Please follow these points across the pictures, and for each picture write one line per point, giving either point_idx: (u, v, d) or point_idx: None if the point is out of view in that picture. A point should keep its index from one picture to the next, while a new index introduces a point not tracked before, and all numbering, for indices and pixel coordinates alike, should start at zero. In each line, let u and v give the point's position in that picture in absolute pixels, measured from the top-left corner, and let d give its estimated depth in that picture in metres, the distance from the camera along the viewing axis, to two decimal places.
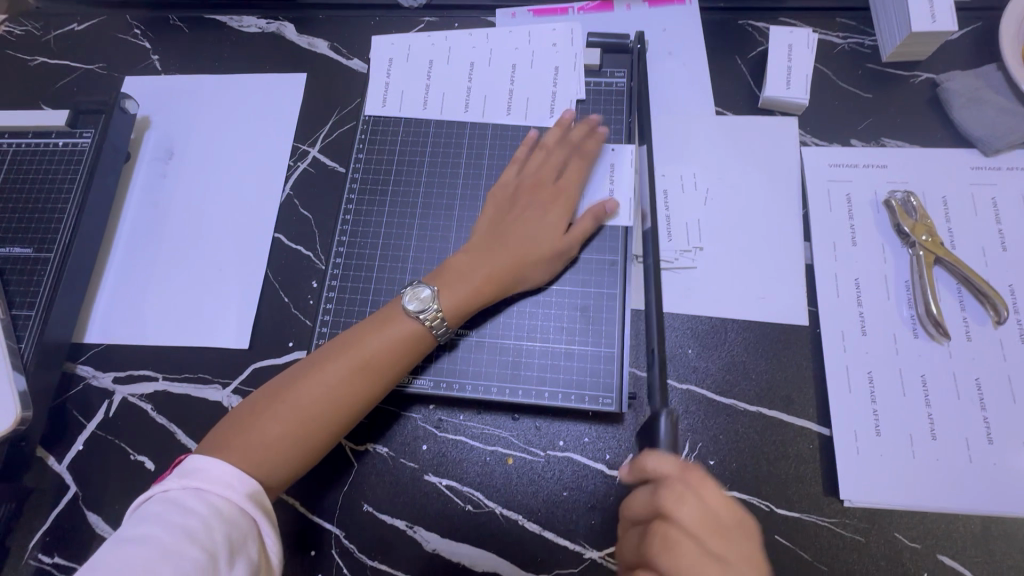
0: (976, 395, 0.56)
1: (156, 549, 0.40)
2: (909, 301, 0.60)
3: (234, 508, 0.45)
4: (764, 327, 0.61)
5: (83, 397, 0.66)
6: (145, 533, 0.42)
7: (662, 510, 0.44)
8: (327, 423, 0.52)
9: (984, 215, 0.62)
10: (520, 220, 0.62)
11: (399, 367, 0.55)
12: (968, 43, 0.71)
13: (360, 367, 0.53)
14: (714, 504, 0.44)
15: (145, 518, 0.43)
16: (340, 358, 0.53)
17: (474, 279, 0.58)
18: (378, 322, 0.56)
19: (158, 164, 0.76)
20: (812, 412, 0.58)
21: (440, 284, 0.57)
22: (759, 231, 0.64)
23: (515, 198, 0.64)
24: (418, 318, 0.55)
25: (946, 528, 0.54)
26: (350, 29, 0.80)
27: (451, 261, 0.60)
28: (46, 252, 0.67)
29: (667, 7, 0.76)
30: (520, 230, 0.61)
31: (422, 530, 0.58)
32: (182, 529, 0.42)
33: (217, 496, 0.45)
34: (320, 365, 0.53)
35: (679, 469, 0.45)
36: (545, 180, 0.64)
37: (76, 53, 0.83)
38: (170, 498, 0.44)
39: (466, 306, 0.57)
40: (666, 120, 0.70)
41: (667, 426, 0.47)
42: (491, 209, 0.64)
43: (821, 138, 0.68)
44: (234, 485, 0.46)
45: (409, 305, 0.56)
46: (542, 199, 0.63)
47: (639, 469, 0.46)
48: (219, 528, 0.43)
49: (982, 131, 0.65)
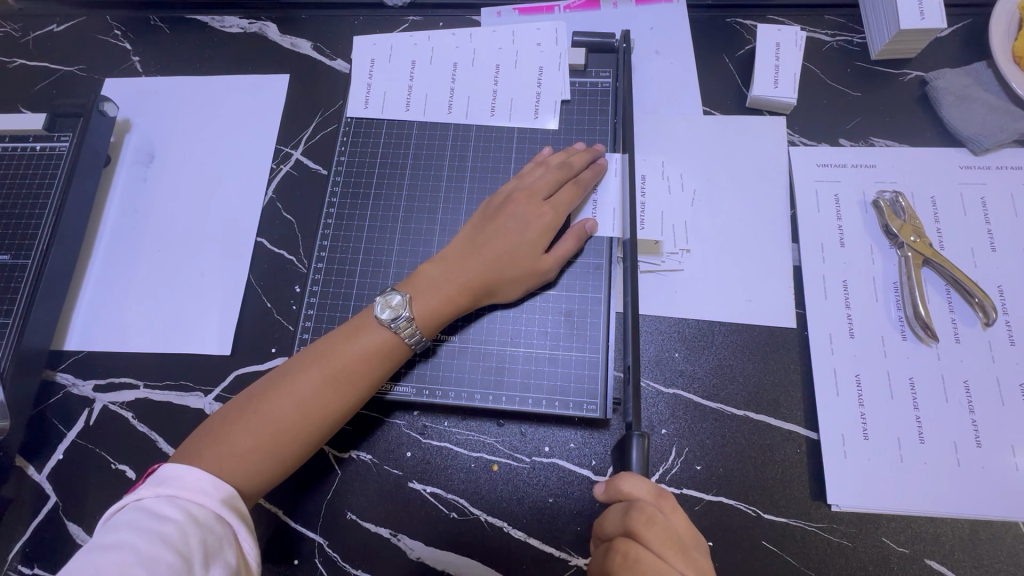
0: (964, 398, 0.56)
1: (130, 555, 0.40)
2: (897, 303, 0.59)
3: (210, 514, 0.45)
4: (751, 330, 0.60)
5: (63, 405, 0.65)
6: (119, 540, 0.41)
7: (631, 530, 0.44)
8: (300, 434, 0.51)
9: (973, 215, 0.61)
10: (503, 230, 0.59)
11: (373, 376, 0.54)
12: (958, 40, 0.70)
13: (333, 377, 0.52)
14: (680, 530, 0.45)
15: (119, 526, 0.42)
16: (312, 368, 0.52)
17: (444, 288, 0.57)
18: (352, 331, 0.55)
19: (138, 168, 0.75)
20: (799, 416, 0.57)
21: (414, 292, 0.57)
22: (746, 232, 0.63)
23: (502, 206, 0.61)
24: (390, 326, 0.54)
25: (934, 532, 0.53)
26: (333, 29, 0.79)
27: (421, 269, 0.59)
28: (24, 258, 0.66)
29: (653, 5, 0.75)
30: (502, 242, 0.58)
31: (407, 538, 0.57)
32: (157, 533, 0.41)
33: (193, 502, 0.45)
34: (292, 376, 0.52)
35: (653, 496, 0.46)
36: (536, 191, 0.61)
37: (56, 55, 0.82)
38: (145, 505, 0.44)
39: (435, 317, 0.56)
40: (652, 120, 0.69)
41: (639, 451, 0.49)
42: (478, 217, 0.61)
43: (809, 138, 0.67)
44: (209, 491, 0.46)
45: (381, 314, 0.55)
46: (531, 210, 0.60)
47: (614, 490, 0.46)
48: (195, 533, 0.42)
49: (971, 129, 0.64)
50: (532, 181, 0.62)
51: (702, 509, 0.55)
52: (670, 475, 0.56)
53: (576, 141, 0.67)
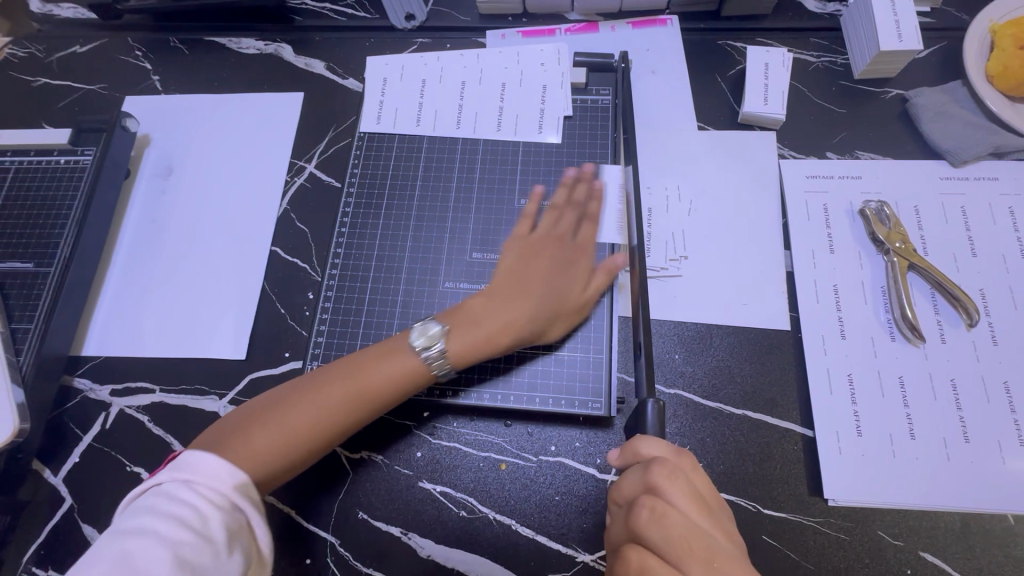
0: (951, 395, 0.58)
1: (152, 537, 0.42)
2: (886, 305, 0.62)
3: (225, 498, 0.46)
4: (748, 332, 0.63)
5: (80, 409, 0.67)
6: (141, 523, 0.43)
7: (652, 484, 0.46)
8: (315, 442, 0.53)
9: (954, 223, 0.65)
10: (538, 274, 0.61)
11: (393, 397, 0.56)
12: (935, 61, 0.75)
13: (356, 393, 0.54)
14: (701, 488, 0.47)
15: (141, 509, 0.44)
16: (340, 381, 0.54)
17: (482, 327, 0.58)
18: (383, 351, 0.57)
19: (157, 180, 0.78)
20: (795, 414, 0.60)
21: (452, 326, 0.58)
22: (740, 240, 0.66)
23: (524, 243, 0.64)
24: (422, 353, 0.57)
25: (927, 525, 0.55)
26: (346, 50, 0.83)
27: (450, 312, 0.60)
28: (46, 266, 0.69)
29: (649, 28, 0.79)
30: (533, 282, 0.61)
31: (417, 536, 0.59)
32: (175, 518, 0.43)
33: (208, 487, 0.46)
34: (320, 385, 0.54)
35: (671, 453, 0.48)
36: (559, 233, 0.64)
37: (78, 74, 0.86)
38: (164, 489, 0.46)
39: (476, 357, 0.58)
40: (650, 135, 0.73)
41: (655, 414, 0.51)
42: (501, 259, 0.64)
43: (798, 152, 0.71)
44: (224, 476, 0.47)
45: (416, 340, 0.57)
46: (553, 249, 0.63)
47: (632, 452, 0.49)
48: (211, 518, 0.44)
49: (950, 143, 0.68)
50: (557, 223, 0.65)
51: None
52: None
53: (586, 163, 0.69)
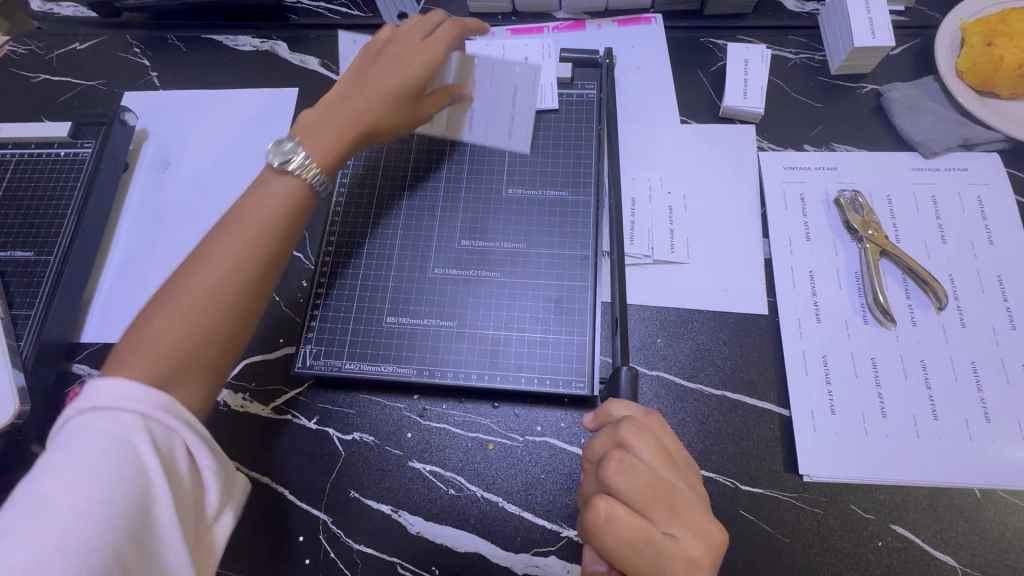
0: (921, 375, 0.61)
1: (71, 476, 0.38)
2: (859, 290, 0.65)
3: (141, 416, 0.41)
4: (727, 317, 0.65)
5: (79, 394, 0.68)
6: (58, 460, 0.39)
7: (624, 440, 0.47)
8: (226, 300, 0.48)
9: (925, 212, 0.67)
10: (387, 91, 0.61)
11: (285, 224, 0.53)
12: (908, 57, 0.78)
13: (265, 234, 0.51)
14: (668, 445, 0.48)
15: (56, 446, 0.40)
16: (244, 225, 0.51)
17: (343, 112, 0.60)
18: (249, 195, 0.54)
19: (155, 173, 0.80)
20: (772, 395, 0.62)
21: (302, 136, 0.58)
22: (720, 228, 0.69)
23: (372, 65, 0.63)
24: (290, 169, 0.55)
25: (897, 500, 0.57)
26: (340, 47, 0.85)
27: (305, 113, 0.61)
28: (46, 254, 0.70)
29: (634, 26, 0.82)
30: (384, 80, 0.62)
31: (407, 514, 0.61)
32: (91, 454, 0.38)
33: (118, 406, 0.40)
34: (207, 266, 0.48)
35: (640, 413, 0.50)
36: (409, 37, 0.64)
37: (78, 70, 0.88)
38: (78, 425, 0.40)
39: (350, 131, 0.60)
40: (634, 128, 0.75)
41: (629, 379, 0.56)
42: (355, 72, 0.64)
43: (776, 144, 0.73)
44: (131, 391, 0.41)
45: (274, 159, 0.55)
46: (399, 59, 0.63)
47: (604, 414, 0.51)
48: (130, 443, 0.39)
49: (921, 135, 0.70)
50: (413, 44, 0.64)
51: None
52: None
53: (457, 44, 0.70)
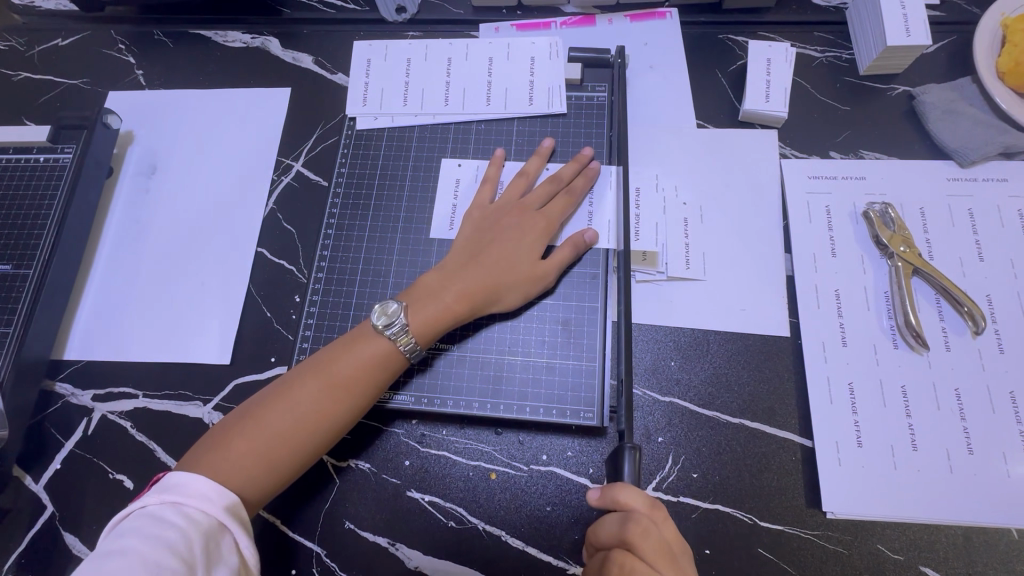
0: (955, 405, 0.57)
1: (134, 561, 0.40)
2: (889, 312, 0.60)
3: (212, 520, 0.45)
4: (745, 339, 0.61)
5: (62, 415, 0.65)
6: (124, 546, 0.41)
7: (627, 539, 0.45)
8: (297, 448, 0.51)
9: (961, 226, 0.63)
10: (516, 268, 0.60)
11: (371, 386, 0.54)
12: (943, 56, 0.72)
13: (341, 385, 0.53)
14: (669, 537, 0.46)
15: (125, 532, 0.43)
16: (323, 375, 0.53)
17: (449, 293, 0.58)
18: (351, 341, 0.56)
19: (140, 179, 0.75)
20: (794, 424, 0.58)
21: (411, 300, 0.57)
22: (739, 242, 0.64)
23: (494, 217, 0.63)
24: (387, 334, 0.55)
25: (928, 539, 0.54)
26: (334, 44, 0.80)
27: (425, 276, 0.60)
28: (25, 267, 0.67)
29: (647, 21, 0.77)
30: (510, 261, 0.60)
31: (404, 547, 0.57)
32: (159, 540, 0.41)
33: (197, 509, 0.45)
34: (292, 395, 0.52)
35: (648, 505, 0.47)
36: (530, 205, 0.63)
37: (60, 68, 0.83)
38: (145, 513, 0.44)
39: (460, 307, 0.57)
40: (647, 133, 0.70)
41: (632, 462, 0.48)
42: (455, 246, 0.62)
43: (800, 150, 0.69)
44: (213, 498, 0.46)
45: (377, 321, 0.55)
46: (523, 221, 0.62)
47: (610, 500, 0.47)
48: (197, 540, 0.43)
49: (957, 143, 0.65)
50: (507, 196, 0.64)
51: (699, 517, 0.55)
52: (667, 482, 0.57)
53: (545, 138, 0.69)
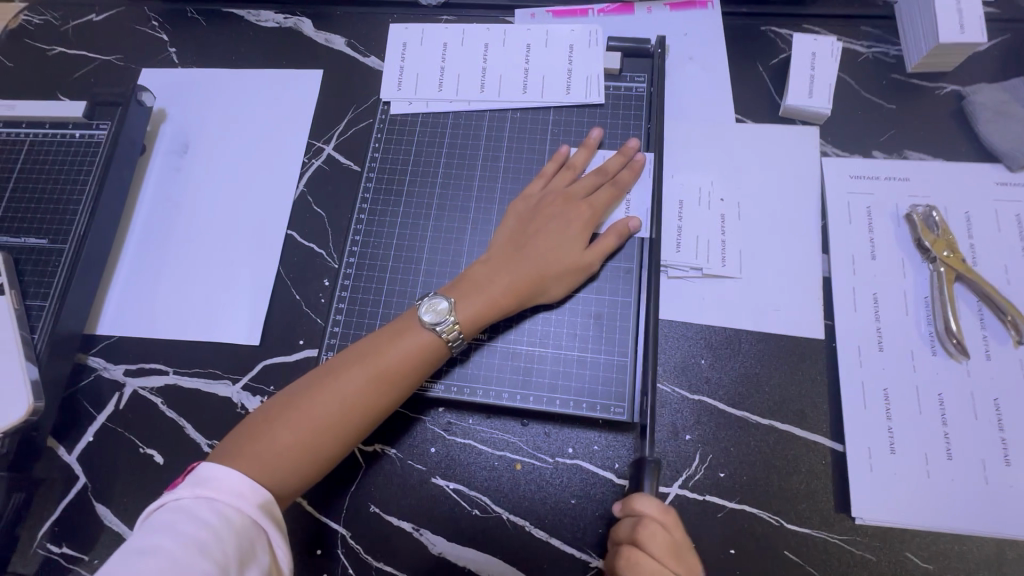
0: (994, 415, 0.55)
1: (167, 561, 0.40)
2: (928, 317, 0.59)
3: (246, 519, 0.45)
4: (779, 339, 0.60)
5: (94, 389, 0.66)
6: (157, 543, 0.42)
7: (637, 538, 0.46)
8: (338, 438, 0.51)
9: (1008, 232, 0.61)
10: (561, 257, 0.59)
11: (414, 378, 0.54)
12: (996, 55, 0.70)
13: (381, 377, 0.53)
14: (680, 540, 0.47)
15: (158, 527, 0.43)
16: (362, 367, 0.53)
17: (495, 287, 0.57)
18: (393, 333, 0.55)
19: (173, 157, 0.76)
20: (825, 427, 0.57)
21: (457, 296, 0.57)
22: (778, 240, 0.63)
23: (539, 207, 0.62)
24: (434, 329, 0.55)
25: (959, 549, 0.53)
26: (368, 26, 0.80)
27: (471, 269, 0.60)
28: (60, 243, 0.67)
29: (687, 10, 0.75)
30: (555, 252, 0.59)
31: (429, 533, 0.58)
32: (194, 540, 0.42)
33: (229, 506, 0.45)
34: (334, 384, 0.52)
35: (661, 512, 0.47)
36: (575, 194, 0.62)
37: (94, 44, 0.83)
38: (178, 508, 0.44)
39: (508, 303, 0.57)
40: (685, 126, 0.69)
41: (652, 476, 0.51)
42: (502, 239, 0.61)
43: (842, 149, 0.67)
44: (246, 495, 0.46)
45: (425, 316, 0.55)
46: (569, 210, 0.61)
47: (627, 506, 0.49)
48: (231, 540, 0.43)
49: (1008, 146, 0.64)
50: (552, 186, 0.64)
51: (724, 516, 0.55)
52: (693, 481, 0.56)
53: (590, 129, 0.68)
